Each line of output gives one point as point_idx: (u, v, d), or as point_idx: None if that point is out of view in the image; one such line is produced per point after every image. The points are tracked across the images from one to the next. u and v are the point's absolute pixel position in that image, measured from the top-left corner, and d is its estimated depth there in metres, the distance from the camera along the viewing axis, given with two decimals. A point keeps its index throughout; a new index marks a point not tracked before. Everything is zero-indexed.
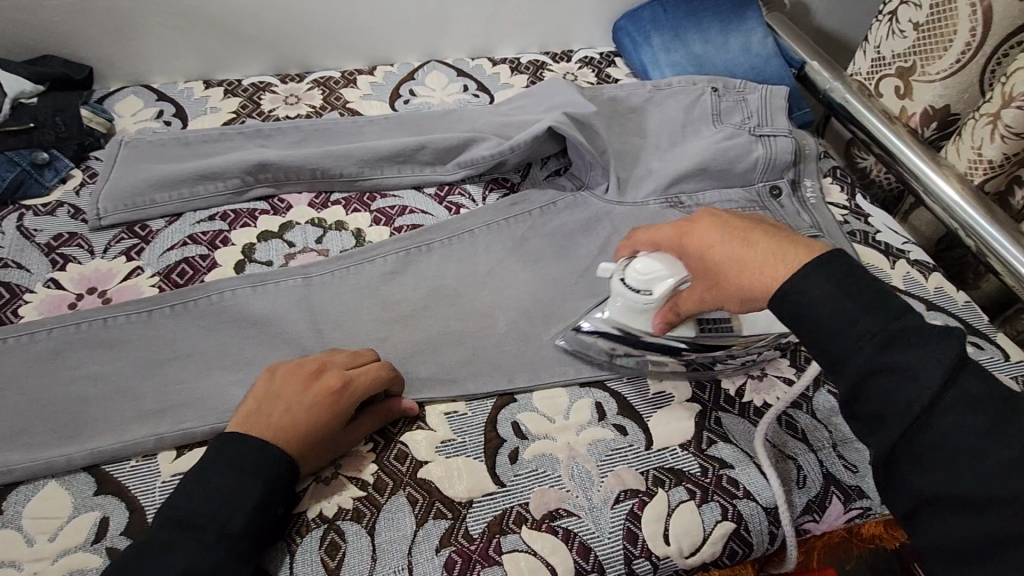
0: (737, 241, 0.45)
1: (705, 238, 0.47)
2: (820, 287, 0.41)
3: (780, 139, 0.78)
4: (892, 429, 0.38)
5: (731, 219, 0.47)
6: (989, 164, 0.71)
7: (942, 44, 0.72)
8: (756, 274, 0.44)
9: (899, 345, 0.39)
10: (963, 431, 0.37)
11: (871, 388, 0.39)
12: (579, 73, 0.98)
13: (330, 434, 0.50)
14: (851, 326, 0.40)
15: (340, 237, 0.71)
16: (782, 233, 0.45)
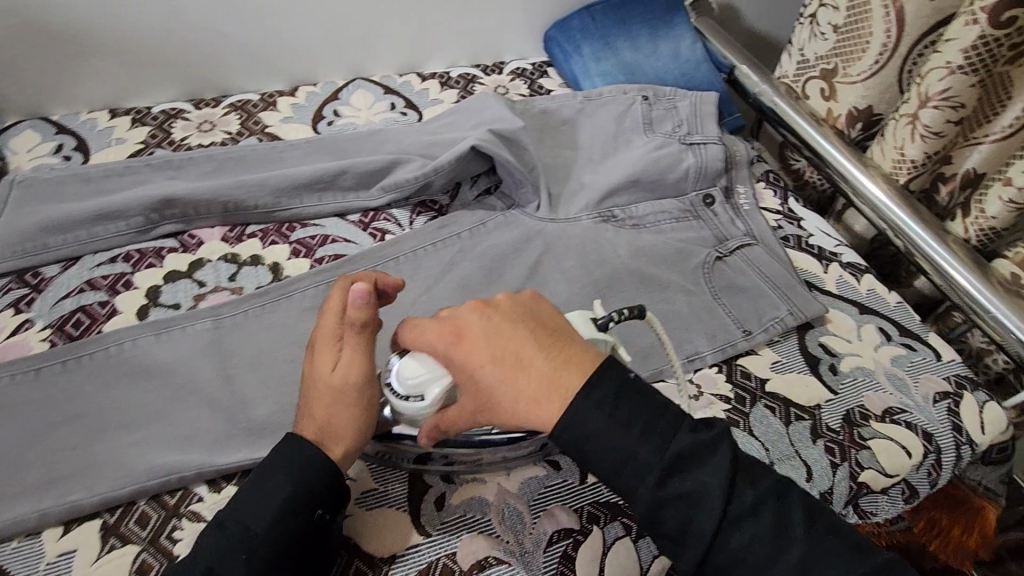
0: (505, 362, 0.44)
1: (473, 346, 0.45)
2: (586, 414, 0.42)
3: (710, 146, 0.77)
4: (700, 541, 0.40)
5: (501, 317, 0.46)
6: (912, 164, 0.71)
7: (860, 45, 0.73)
8: (537, 399, 0.43)
9: (677, 459, 0.42)
10: (756, 545, 0.40)
11: (676, 501, 0.41)
12: (511, 85, 0.95)
13: (366, 410, 0.48)
14: (637, 450, 0.42)
15: (255, 273, 0.66)
16: (553, 348, 0.45)
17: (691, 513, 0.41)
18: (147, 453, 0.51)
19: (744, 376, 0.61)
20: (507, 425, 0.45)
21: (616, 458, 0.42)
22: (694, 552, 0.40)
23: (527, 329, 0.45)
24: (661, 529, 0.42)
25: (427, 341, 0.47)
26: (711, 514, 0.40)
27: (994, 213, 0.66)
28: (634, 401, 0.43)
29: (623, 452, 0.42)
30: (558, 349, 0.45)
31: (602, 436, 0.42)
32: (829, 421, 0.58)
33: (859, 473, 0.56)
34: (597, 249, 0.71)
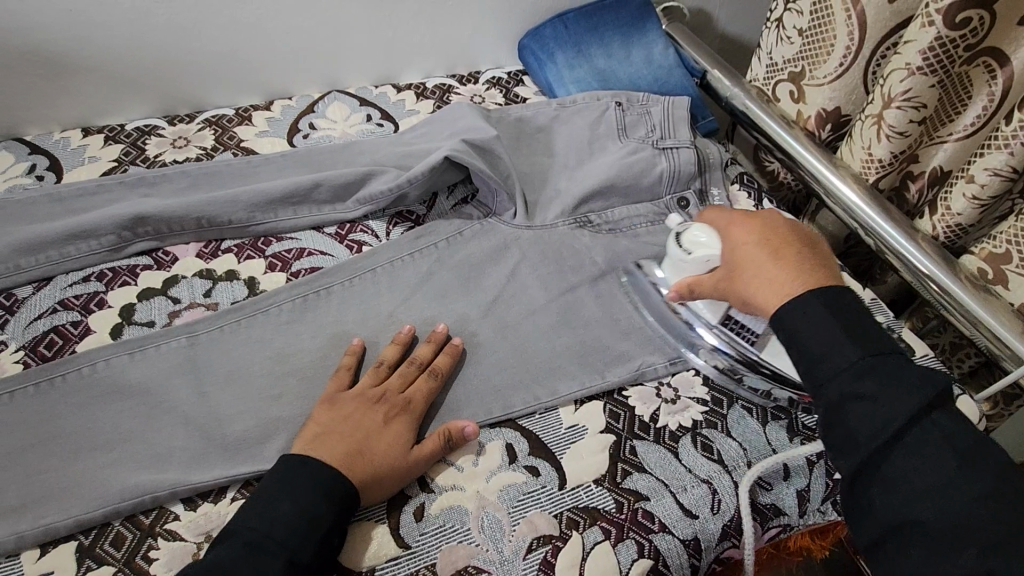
0: (774, 249, 0.53)
1: (744, 236, 0.56)
2: (803, 311, 0.49)
3: (683, 150, 0.78)
4: (932, 445, 0.42)
5: (777, 229, 0.55)
6: (880, 163, 0.72)
7: (825, 49, 0.74)
8: (773, 280, 0.51)
9: (863, 373, 0.44)
10: (923, 463, 0.41)
11: (852, 412, 0.44)
12: (487, 94, 0.96)
13: (390, 452, 0.51)
14: (840, 351, 0.46)
15: (231, 288, 0.66)
16: (805, 253, 0.53)
17: (858, 425, 0.43)
18: (121, 474, 0.50)
19: (722, 377, 0.62)
20: (743, 302, 0.55)
21: (813, 335, 0.47)
22: (881, 455, 0.43)
23: (794, 233, 0.55)
24: (834, 427, 0.45)
25: (717, 220, 0.61)
26: (861, 427, 0.43)
27: (960, 210, 0.67)
28: (855, 318, 0.47)
29: (830, 338, 0.47)
30: (812, 254, 0.53)
31: (816, 323, 0.48)
32: (805, 420, 0.60)
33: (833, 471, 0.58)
34: (574, 255, 0.71)
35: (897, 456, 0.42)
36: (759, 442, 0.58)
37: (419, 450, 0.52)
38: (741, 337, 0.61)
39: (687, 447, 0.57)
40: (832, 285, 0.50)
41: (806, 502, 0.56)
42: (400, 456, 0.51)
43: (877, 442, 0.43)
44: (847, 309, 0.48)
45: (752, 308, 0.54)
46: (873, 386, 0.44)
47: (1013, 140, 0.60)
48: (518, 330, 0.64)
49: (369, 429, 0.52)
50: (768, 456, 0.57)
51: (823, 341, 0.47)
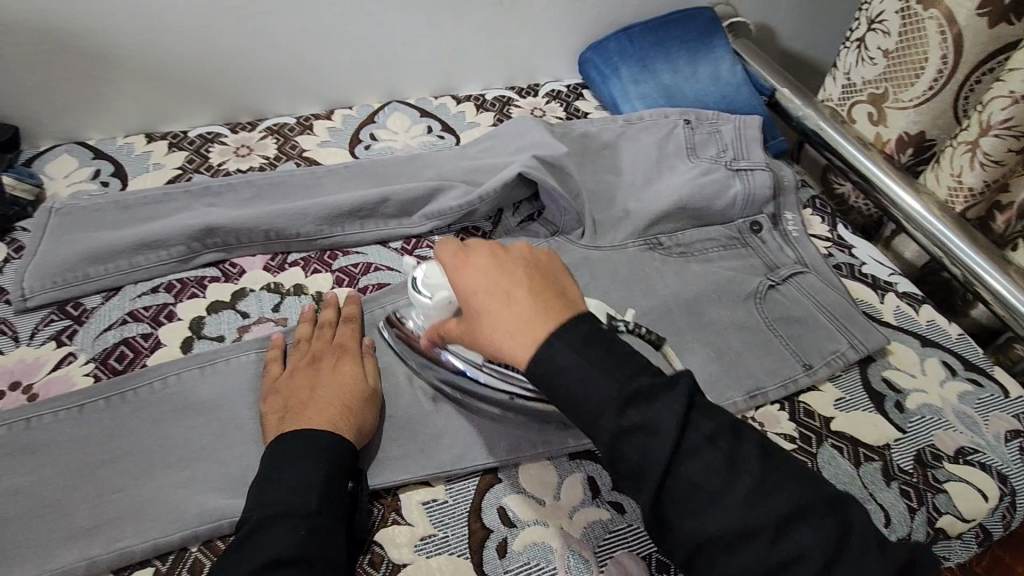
0: (494, 299, 0.42)
1: (471, 279, 0.44)
2: (567, 357, 0.40)
3: (758, 172, 0.76)
4: (716, 532, 0.37)
5: (524, 266, 0.44)
6: (970, 192, 0.69)
7: (913, 71, 0.71)
8: (516, 329, 0.41)
9: (631, 414, 0.39)
10: (774, 521, 0.37)
11: (681, 481, 0.38)
12: (547, 108, 0.94)
13: (350, 385, 0.52)
14: (606, 389, 0.39)
15: (299, 303, 0.65)
16: (546, 300, 0.42)
17: (690, 497, 0.38)
18: (197, 496, 0.49)
19: (808, 414, 0.59)
20: (488, 355, 0.44)
21: (568, 381, 0.40)
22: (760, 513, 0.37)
23: (537, 270, 0.45)
24: (680, 501, 0.38)
25: (442, 255, 0.47)
26: (757, 492, 0.38)
27: None
28: (606, 360, 0.40)
29: (591, 380, 0.39)
30: (559, 293, 0.43)
31: (564, 372, 0.40)
32: (901, 462, 0.56)
33: (937, 518, 0.53)
34: (647, 278, 0.69)
35: (727, 535, 0.37)
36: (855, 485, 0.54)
37: (372, 377, 0.54)
38: (515, 372, 0.53)
39: None
40: (586, 325, 0.42)
41: None
42: (360, 389, 0.53)
43: (718, 520, 0.37)
44: (607, 351, 0.41)
45: (497, 363, 0.44)
46: (714, 455, 0.38)
47: None
48: None
49: (313, 383, 0.53)
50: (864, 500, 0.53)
51: (581, 393, 0.39)
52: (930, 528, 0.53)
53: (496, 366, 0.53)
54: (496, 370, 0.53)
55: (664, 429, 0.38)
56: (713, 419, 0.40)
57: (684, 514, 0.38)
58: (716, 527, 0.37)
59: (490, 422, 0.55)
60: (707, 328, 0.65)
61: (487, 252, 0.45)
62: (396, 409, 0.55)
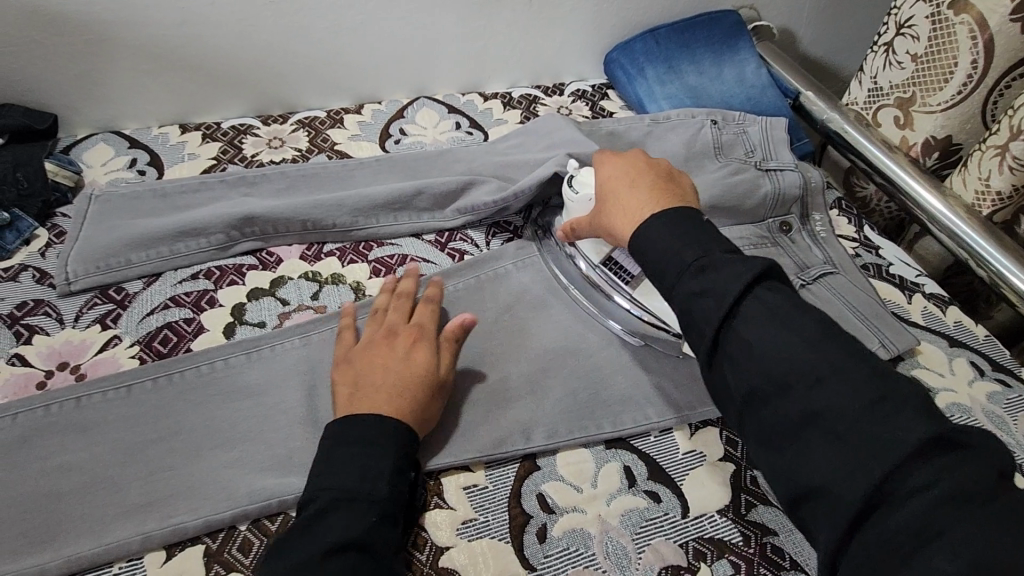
0: (627, 183, 0.55)
1: (612, 173, 0.57)
2: (656, 223, 0.48)
3: (787, 172, 0.77)
4: (768, 396, 0.41)
5: (651, 169, 0.55)
6: (996, 196, 0.70)
7: (942, 76, 0.72)
8: (630, 206, 0.53)
9: (701, 277, 0.44)
10: (844, 412, 0.38)
11: (734, 337, 0.42)
12: (573, 106, 0.96)
13: (422, 367, 0.52)
14: (677, 256, 0.46)
15: (337, 291, 0.66)
16: (663, 189, 0.53)
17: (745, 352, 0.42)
18: (246, 477, 0.50)
19: None
20: (609, 233, 0.55)
21: (658, 251, 0.47)
22: (837, 405, 0.38)
23: (660, 173, 0.55)
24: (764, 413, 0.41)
25: (598, 163, 0.60)
26: (831, 384, 0.39)
27: None
28: (694, 233, 0.47)
29: (679, 245, 0.46)
30: (676, 191, 0.54)
31: (661, 240, 0.48)
32: None
33: None
34: None
35: (779, 396, 0.40)
36: None
37: (446, 363, 0.54)
38: (617, 276, 0.62)
39: None
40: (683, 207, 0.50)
41: None
42: (431, 372, 0.53)
43: (768, 375, 0.41)
44: (692, 222, 0.48)
45: (613, 235, 0.55)
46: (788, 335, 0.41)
47: None
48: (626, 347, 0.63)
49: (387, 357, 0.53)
50: None
51: (663, 250, 0.47)
52: None
53: (607, 270, 0.63)
54: (605, 273, 0.63)
55: (750, 315, 0.42)
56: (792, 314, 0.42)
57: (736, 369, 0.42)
58: (763, 382, 0.41)
59: (529, 411, 0.56)
60: None
61: (630, 158, 0.58)
62: None
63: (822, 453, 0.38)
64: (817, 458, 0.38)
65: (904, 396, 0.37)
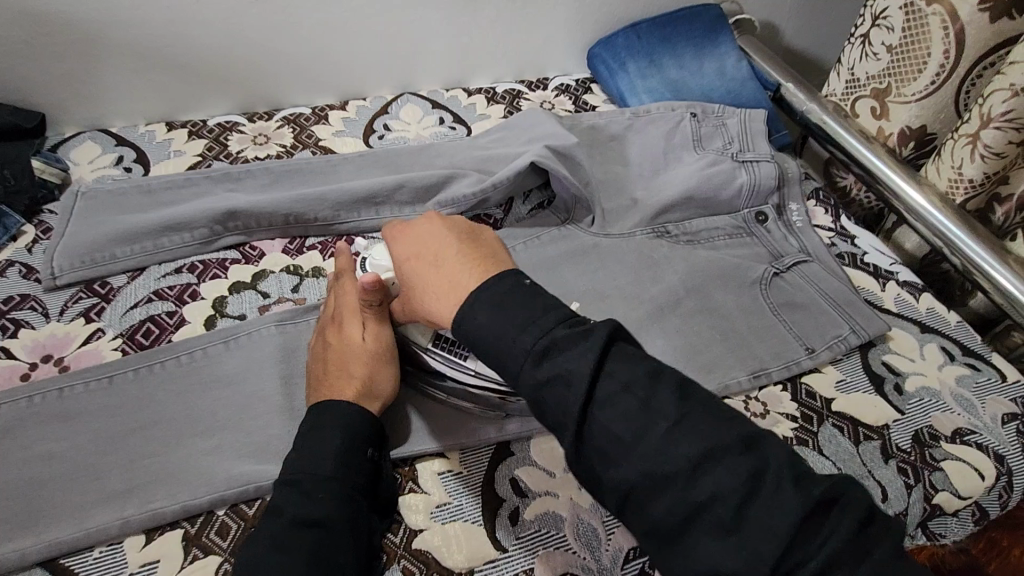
0: (420, 264, 0.51)
1: (408, 251, 0.53)
2: (479, 314, 0.44)
3: (763, 163, 0.78)
4: (644, 487, 0.37)
5: (451, 232, 0.52)
6: (970, 183, 0.71)
7: (916, 66, 0.73)
8: (447, 284, 0.48)
9: (545, 365, 0.41)
10: (729, 490, 0.36)
11: (601, 429, 0.39)
12: (556, 101, 0.97)
13: (353, 351, 0.53)
14: (518, 343, 0.42)
15: (318, 285, 0.67)
16: (475, 259, 0.49)
17: (614, 441, 0.38)
18: (224, 463, 0.51)
19: (809, 395, 0.61)
20: (423, 316, 0.51)
21: (492, 343, 0.43)
22: (717, 482, 0.36)
23: (450, 242, 0.51)
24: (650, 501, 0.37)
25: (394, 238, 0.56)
26: (707, 460, 0.36)
27: None
28: (522, 302, 0.44)
29: (516, 326, 0.43)
30: (483, 255, 0.50)
31: (489, 327, 0.44)
32: (899, 441, 0.58)
33: (933, 494, 0.55)
34: (654, 265, 0.71)
35: (654, 484, 0.37)
36: (853, 462, 0.56)
37: (372, 332, 0.54)
38: (453, 355, 0.54)
39: None
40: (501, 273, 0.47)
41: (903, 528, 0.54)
42: (364, 349, 0.53)
43: (641, 465, 0.37)
44: (517, 294, 0.45)
45: (435, 319, 0.50)
46: (648, 417, 0.38)
47: None
48: None
49: (321, 356, 0.54)
50: (862, 477, 0.55)
51: (499, 335, 0.43)
52: (926, 503, 0.55)
53: (439, 349, 0.55)
54: (437, 353, 0.55)
55: (606, 397, 0.39)
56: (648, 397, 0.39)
57: (611, 464, 0.38)
58: (638, 474, 0.37)
59: None
60: (714, 312, 0.67)
61: (427, 227, 0.54)
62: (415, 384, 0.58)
63: (710, 545, 0.35)
64: (711, 553, 0.35)
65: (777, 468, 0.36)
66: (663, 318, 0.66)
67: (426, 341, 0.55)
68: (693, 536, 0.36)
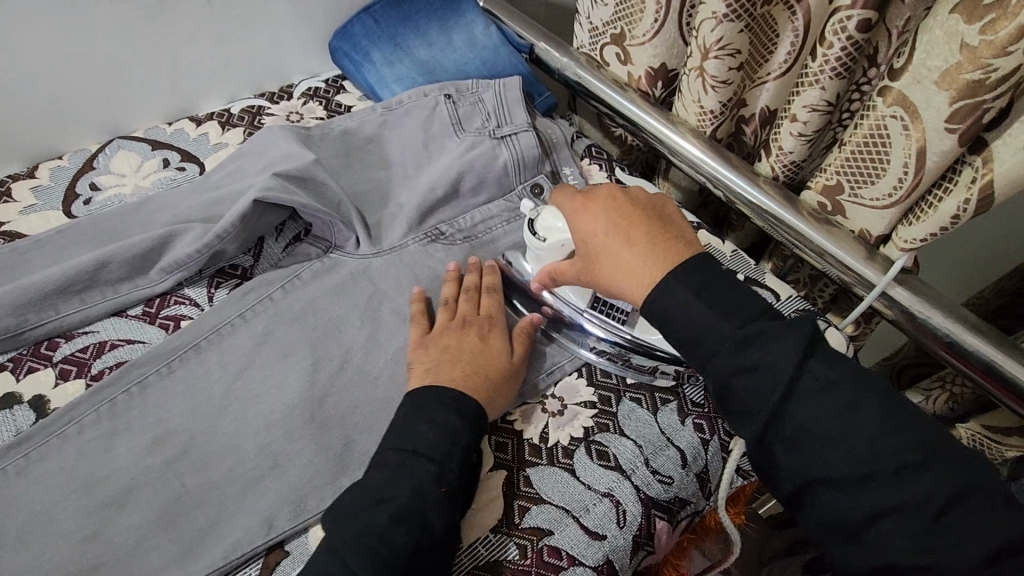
0: (618, 242, 0.51)
1: (592, 224, 0.53)
2: (686, 294, 0.47)
3: (523, 133, 0.73)
4: (802, 452, 0.43)
5: (625, 210, 0.53)
6: (711, 114, 0.72)
7: (637, 7, 0.72)
8: (634, 268, 0.50)
9: (706, 303, 0.46)
10: (874, 445, 0.42)
11: (781, 409, 0.43)
12: (304, 109, 0.85)
13: (499, 360, 0.55)
14: (718, 329, 0.46)
15: (11, 417, 0.54)
16: (664, 241, 0.51)
17: (796, 425, 0.43)
18: None
19: (604, 374, 0.59)
20: (610, 291, 0.53)
21: (683, 313, 0.47)
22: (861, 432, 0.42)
23: (638, 208, 0.53)
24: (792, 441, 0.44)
25: (562, 203, 0.58)
26: (864, 424, 0.42)
27: (791, 148, 0.65)
28: (718, 288, 0.47)
29: (714, 316, 0.46)
30: (677, 234, 0.52)
31: (687, 301, 0.47)
32: (694, 396, 0.57)
33: (730, 442, 0.55)
34: (431, 277, 0.65)
35: (824, 456, 0.42)
36: (652, 433, 0.54)
37: (519, 351, 0.57)
38: (612, 319, 0.58)
39: (583, 461, 0.52)
40: (691, 257, 0.49)
41: (705, 483, 0.54)
42: (509, 361, 0.56)
43: (805, 434, 0.43)
44: (713, 282, 0.47)
45: (616, 292, 0.52)
46: (833, 403, 0.43)
47: (821, 75, 0.56)
48: (382, 377, 0.57)
49: (485, 350, 0.56)
50: (663, 447, 0.53)
51: (695, 324, 0.47)
52: (725, 452, 0.55)
53: (598, 312, 0.59)
54: (597, 317, 0.59)
55: (797, 381, 0.43)
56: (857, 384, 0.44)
57: (792, 451, 0.44)
58: (805, 435, 0.43)
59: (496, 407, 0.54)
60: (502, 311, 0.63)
61: (615, 199, 0.54)
62: (159, 508, 0.48)
63: (858, 508, 0.42)
64: (846, 503, 0.42)
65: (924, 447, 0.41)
66: None
67: (587, 302, 0.59)
68: (844, 501, 0.42)
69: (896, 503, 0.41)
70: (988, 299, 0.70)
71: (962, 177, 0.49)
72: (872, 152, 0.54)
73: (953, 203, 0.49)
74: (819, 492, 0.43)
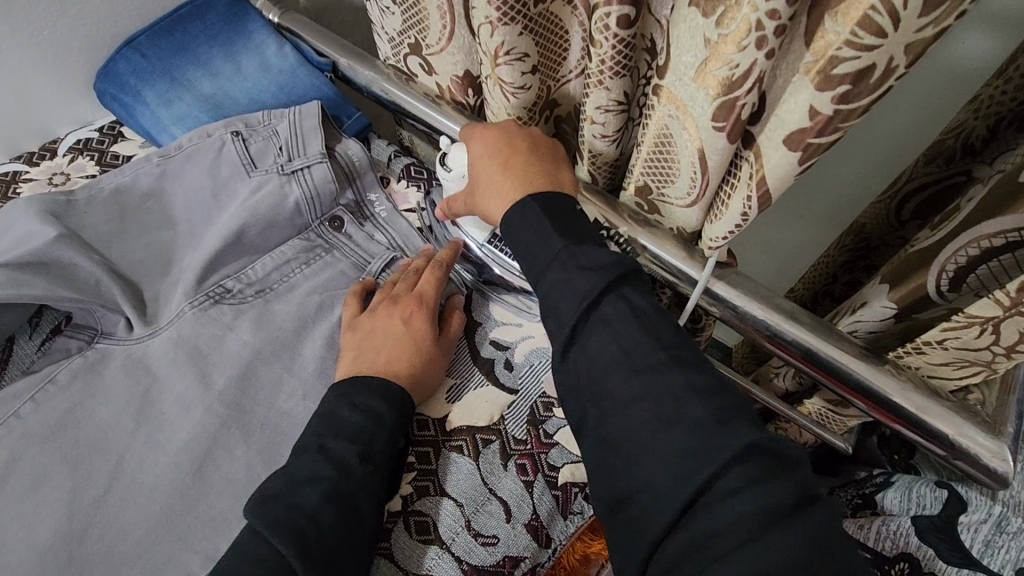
0: (495, 165, 0.54)
1: (480, 151, 0.55)
2: (537, 213, 0.49)
3: (317, 166, 0.64)
4: (614, 392, 0.42)
5: (513, 147, 0.54)
6: (520, 120, 0.67)
7: (421, 14, 0.66)
8: (502, 191, 0.53)
9: (567, 266, 0.46)
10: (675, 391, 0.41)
11: (587, 341, 0.45)
12: (73, 168, 0.73)
13: (423, 347, 0.54)
14: (551, 243, 0.48)
15: None
16: (536, 167, 0.53)
17: (599, 350, 0.44)
18: None
19: (422, 427, 0.54)
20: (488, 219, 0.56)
21: (534, 230, 0.49)
22: (666, 384, 0.41)
23: (522, 142, 0.54)
24: (608, 400, 0.43)
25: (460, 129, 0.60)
26: (675, 379, 0.41)
27: (602, 151, 0.61)
28: (570, 217, 0.49)
29: (555, 231, 0.48)
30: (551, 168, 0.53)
31: (539, 222, 0.49)
32: (516, 433, 0.54)
33: (557, 477, 0.52)
34: (220, 349, 0.56)
35: (629, 396, 0.42)
36: (474, 487, 0.51)
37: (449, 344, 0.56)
38: (501, 252, 0.60)
39: (403, 538, 0.49)
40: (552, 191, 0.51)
41: (541, 529, 0.51)
42: (434, 352, 0.55)
43: (617, 376, 0.43)
44: (567, 209, 0.50)
45: (491, 216, 0.55)
46: (642, 340, 0.43)
47: (602, 76, 0.52)
48: (160, 489, 0.49)
49: (409, 334, 0.54)
50: (485, 502, 0.50)
51: (536, 237, 0.49)
52: (556, 489, 0.52)
53: (493, 246, 0.60)
54: (491, 250, 0.61)
55: (619, 327, 0.43)
56: (680, 346, 0.44)
57: (611, 407, 0.42)
58: (610, 381, 0.43)
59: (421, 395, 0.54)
60: (308, 374, 0.56)
61: (508, 132, 0.55)
62: None
63: (652, 459, 0.39)
64: (648, 466, 0.39)
65: (736, 415, 0.40)
66: (244, 416, 0.53)
67: (485, 234, 0.60)
68: (643, 456, 0.40)
69: (686, 436, 0.39)
70: (836, 256, 0.70)
71: (742, 172, 0.46)
72: (662, 153, 0.51)
73: (738, 203, 0.47)
74: (623, 446, 0.41)
